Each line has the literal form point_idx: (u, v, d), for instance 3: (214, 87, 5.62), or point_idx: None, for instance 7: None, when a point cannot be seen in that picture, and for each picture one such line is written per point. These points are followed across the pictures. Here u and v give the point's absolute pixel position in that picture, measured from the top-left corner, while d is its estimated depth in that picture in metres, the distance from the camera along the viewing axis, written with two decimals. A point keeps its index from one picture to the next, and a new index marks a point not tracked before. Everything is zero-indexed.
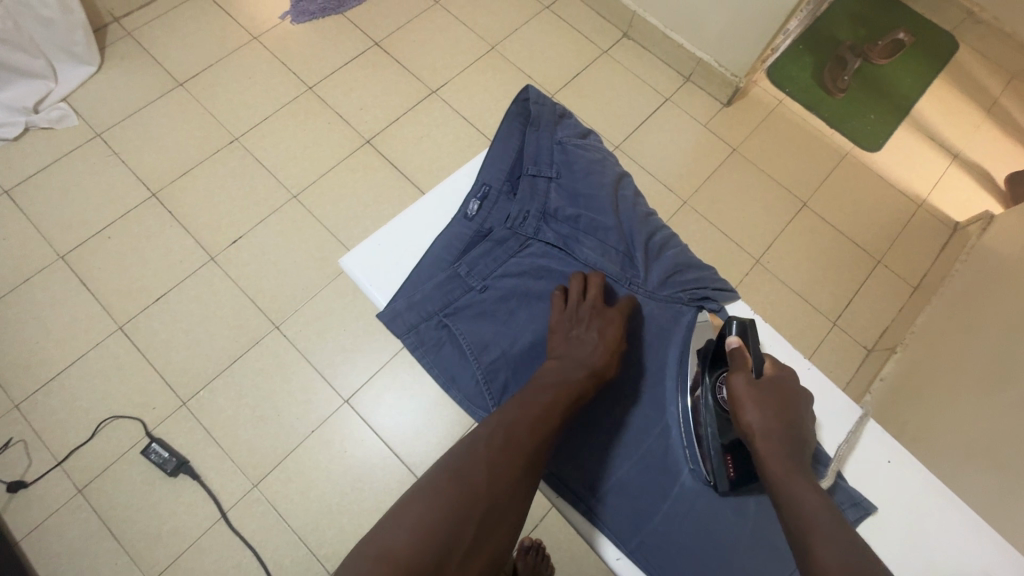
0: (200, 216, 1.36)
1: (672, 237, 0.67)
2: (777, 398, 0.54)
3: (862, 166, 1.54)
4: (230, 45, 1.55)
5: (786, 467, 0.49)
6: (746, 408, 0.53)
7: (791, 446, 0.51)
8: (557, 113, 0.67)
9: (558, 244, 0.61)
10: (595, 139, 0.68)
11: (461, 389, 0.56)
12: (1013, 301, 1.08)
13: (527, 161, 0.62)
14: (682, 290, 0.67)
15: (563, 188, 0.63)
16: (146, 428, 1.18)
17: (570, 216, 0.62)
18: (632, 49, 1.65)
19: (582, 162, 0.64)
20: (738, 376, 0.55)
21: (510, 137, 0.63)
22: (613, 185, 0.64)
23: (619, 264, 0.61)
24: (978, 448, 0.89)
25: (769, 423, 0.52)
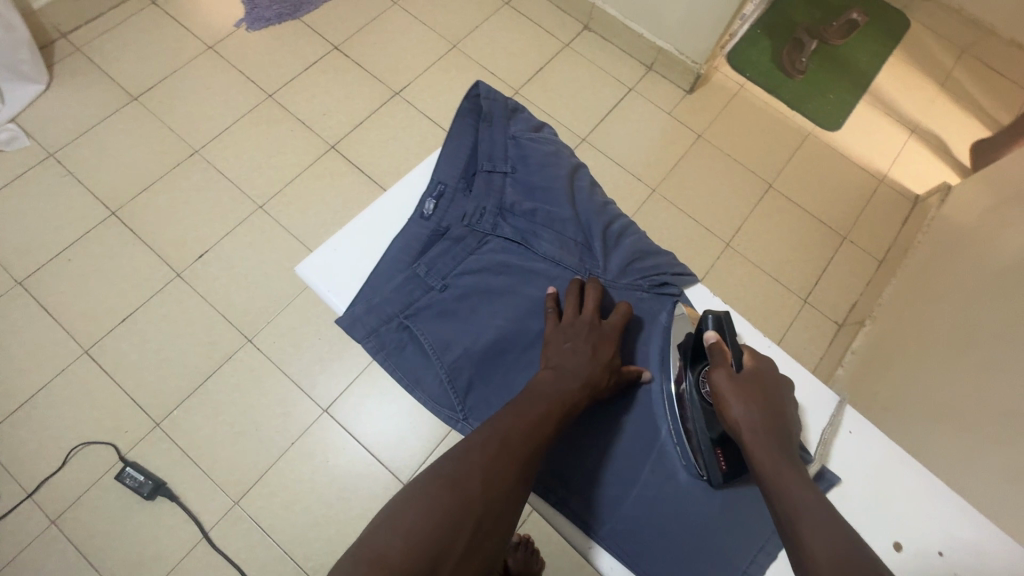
0: (164, 232, 1.33)
1: (630, 224, 0.66)
2: (759, 389, 0.54)
3: (824, 145, 1.57)
4: (185, 56, 1.52)
5: (772, 457, 0.49)
6: (730, 403, 0.53)
7: (778, 436, 0.51)
8: (510, 107, 0.66)
9: (516, 239, 0.61)
10: (549, 132, 0.68)
11: (425, 390, 0.56)
12: (972, 269, 1.11)
13: (482, 157, 0.62)
14: (642, 278, 0.64)
15: (519, 183, 0.63)
16: (119, 452, 1.15)
17: (527, 210, 0.62)
18: (594, 40, 1.65)
19: (537, 155, 0.64)
20: (718, 372, 0.55)
21: (464, 135, 0.63)
22: (568, 176, 0.64)
23: (578, 255, 0.61)
24: (944, 412, 0.91)
25: (753, 416, 0.52)
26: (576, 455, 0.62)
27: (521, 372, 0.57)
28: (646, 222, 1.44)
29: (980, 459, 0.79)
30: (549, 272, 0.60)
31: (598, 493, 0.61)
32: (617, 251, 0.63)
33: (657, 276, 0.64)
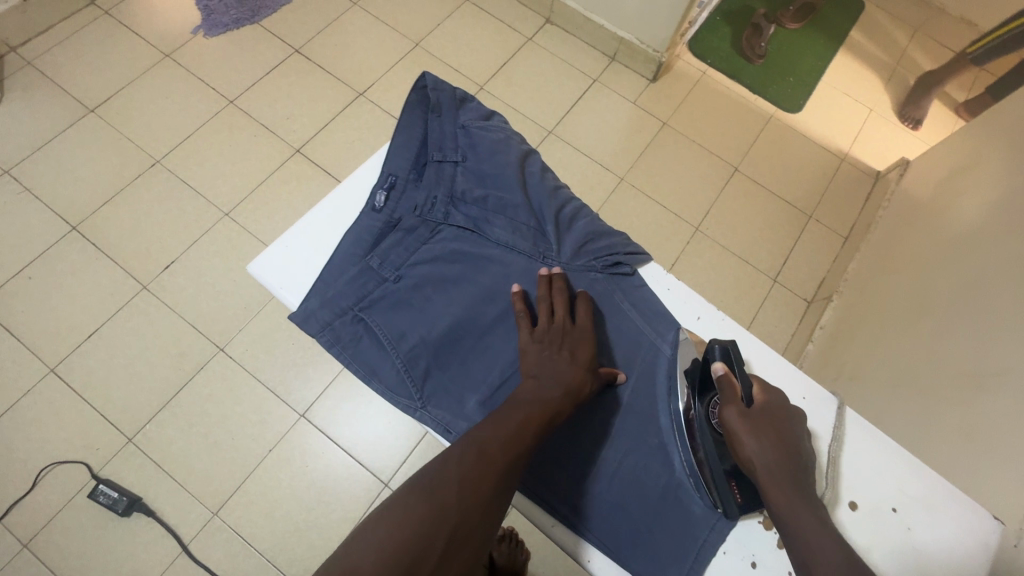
0: (128, 245, 1.31)
1: (582, 207, 0.67)
2: (772, 425, 0.52)
3: (786, 128, 1.60)
4: (142, 65, 1.49)
5: (790, 499, 0.48)
6: (744, 440, 0.51)
7: (794, 475, 0.50)
8: (458, 97, 0.67)
9: (468, 227, 0.61)
10: (499, 120, 0.68)
11: (382, 381, 0.56)
12: (930, 240, 1.14)
13: (431, 148, 0.62)
14: (595, 259, 0.64)
15: (469, 172, 0.63)
16: (92, 470, 1.13)
17: (478, 197, 0.62)
18: (557, 33, 1.66)
19: (486, 142, 0.65)
20: (730, 409, 0.53)
21: (412, 126, 0.63)
22: (518, 162, 0.65)
23: (531, 239, 0.62)
24: (904, 376, 0.93)
25: (769, 455, 0.50)
26: (580, 479, 0.59)
27: (477, 358, 0.58)
28: (615, 210, 1.45)
29: (938, 419, 0.81)
30: (502, 258, 0.61)
31: (596, 501, 0.58)
32: (570, 234, 0.64)
33: (610, 257, 0.64)
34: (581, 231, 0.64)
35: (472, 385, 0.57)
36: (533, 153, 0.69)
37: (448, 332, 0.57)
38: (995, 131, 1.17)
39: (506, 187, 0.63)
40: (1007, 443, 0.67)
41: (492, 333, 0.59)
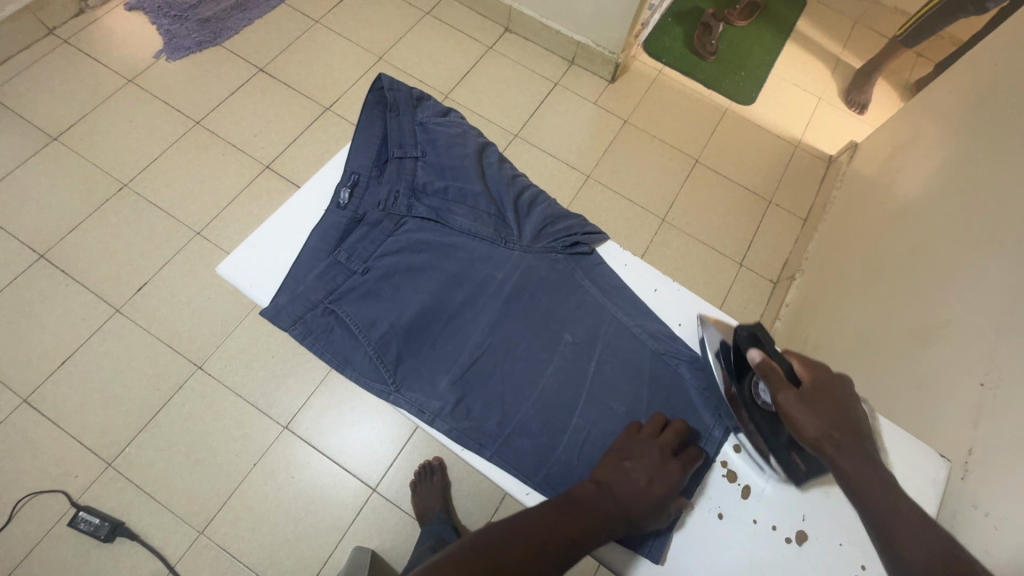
0: (98, 269, 1.30)
1: (540, 194, 0.70)
2: (826, 401, 0.53)
3: (741, 119, 1.67)
4: (104, 91, 1.49)
5: (860, 468, 0.49)
6: (805, 423, 0.51)
7: (859, 444, 0.51)
8: (415, 96, 0.70)
9: (431, 217, 0.64)
10: (456, 116, 0.72)
11: (355, 368, 0.58)
12: (879, 215, 1.20)
13: (392, 145, 0.65)
14: (556, 240, 0.66)
15: (429, 166, 0.66)
16: (71, 498, 1.11)
17: (439, 189, 0.65)
18: (516, 41, 1.71)
19: (443, 137, 0.68)
20: (785, 395, 0.52)
21: (372, 125, 0.66)
22: (476, 154, 0.68)
23: (492, 225, 0.65)
24: (862, 341, 0.98)
25: (830, 432, 0.51)
26: None
27: (446, 341, 0.60)
28: (583, 207, 1.49)
29: (889, 375, 0.85)
30: (465, 244, 0.64)
31: None
32: (530, 218, 0.67)
33: (568, 236, 0.66)
34: (539, 215, 0.66)
35: (443, 367, 0.59)
36: (489, 145, 0.72)
37: (417, 317, 0.60)
38: (930, 108, 1.25)
39: (465, 178, 0.66)
40: (953, 389, 0.71)
41: (459, 317, 0.61)
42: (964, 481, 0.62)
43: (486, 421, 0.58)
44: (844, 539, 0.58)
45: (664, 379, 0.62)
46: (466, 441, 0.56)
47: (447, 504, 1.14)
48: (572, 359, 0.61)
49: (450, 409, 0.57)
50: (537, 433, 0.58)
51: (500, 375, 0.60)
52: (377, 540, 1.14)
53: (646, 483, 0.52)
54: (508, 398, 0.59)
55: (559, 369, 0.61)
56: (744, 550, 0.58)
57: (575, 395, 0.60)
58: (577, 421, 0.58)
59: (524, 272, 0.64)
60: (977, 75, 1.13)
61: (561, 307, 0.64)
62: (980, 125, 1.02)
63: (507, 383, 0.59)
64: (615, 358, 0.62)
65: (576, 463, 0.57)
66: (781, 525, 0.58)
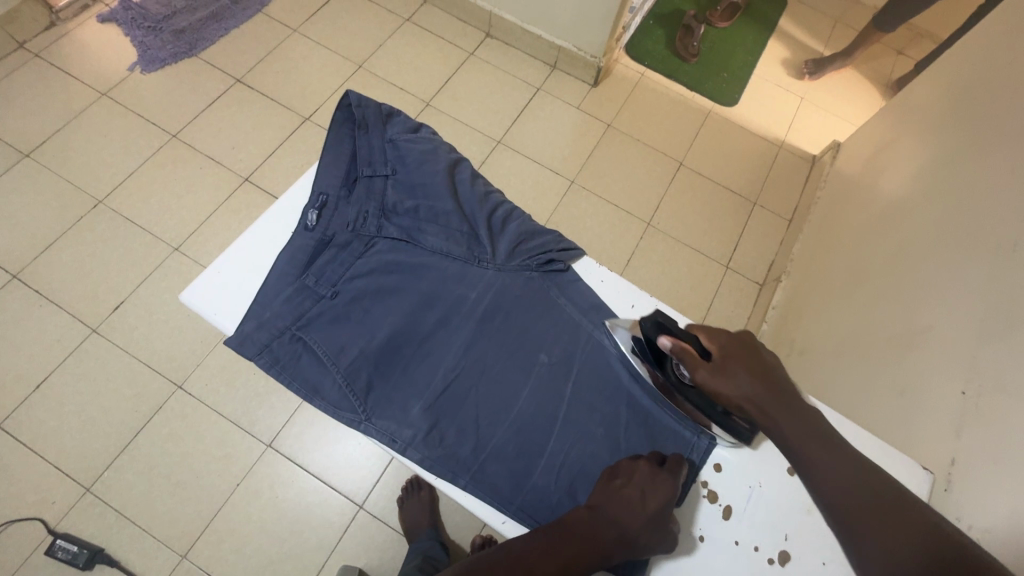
0: (74, 288, 1.27)
1: (513, 211, 0.72)
2: (737, 363, 0.53)
3: (724, 121, 1.67)
4: (77, 106, 1.46)
5: (782, 420, 0.50)
6: (724, 393, 0.52)
7: (780, 395, 0.51)
8: (384, 112, 0.71)
9: (403, 237, 0.66)
10: (427, 132, 0.73)
11: (324, 398, 0.58)
12: (862, 216, 1.19)
13: (361, 163, 0.67)
14: (529, 258, 0.68)
15: (400, 184, 0.68)
16: (48, 526, 1.08)
17: (409, 208, 0.67)
18: (497, 47, 1.70)
19: (414, 154, 0.69)
20: (698, 373, 0.54)
21: (341, 144, 0.67)
22: (447, 171, 0.70)
23: (464, 244, 0.67)
24: (845, 346, 0.97)
25: (748, 393, 0.52)
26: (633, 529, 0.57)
27: (418, 364, 0.62)
28: (568, 213, 1.48)
29: (871, 381, 0.85)
30: (437, 264, 0.66)
31: None
32: (504, 237, 0.68)
33: (543, 254, 0.68)
34: (513, 233, 0.68)
35: (415, 392, 0.61)
36: (461, 160, 0.74)
37: (388, 341, 0.61)
38: (911, 108, 1.25)
39: (436, 196, 0.68)
40: (936, 396, 0.71)
41: (430, 339, 0.63)
42: (947, 492, 0.62)
43: (460, 447, 0.59)
44: (827, 558, 0.57)
45: (642, 399, 0.63)
46: (441, 469, 0.58)
47: (435, 519, 1.13)
48: (547, 380, 0.63)
49: (422, 436, 0.58)
50: (512, 457, 0.59)
51: (474, 399, 0.61)
52: (365, 558, 1.12)
53: (643, 496, 0.52)
54: (482, 421, 0.60)
55: (534, 390, 0.62)
56: (727, 571, 0.57)
57: (551, 416, 0.61)
58: (553, 444, 0.60)
59: (498, 292, 0.66)
60: (956, 76, 1.13)
61: (535, 327, 0.66)
62: (960, 126, 1.02)
63: (481, 406, 0.61)
64: (591, 378, 0.64)
65: (553, 487, 0.58)
66: (763, 545, 0.58)
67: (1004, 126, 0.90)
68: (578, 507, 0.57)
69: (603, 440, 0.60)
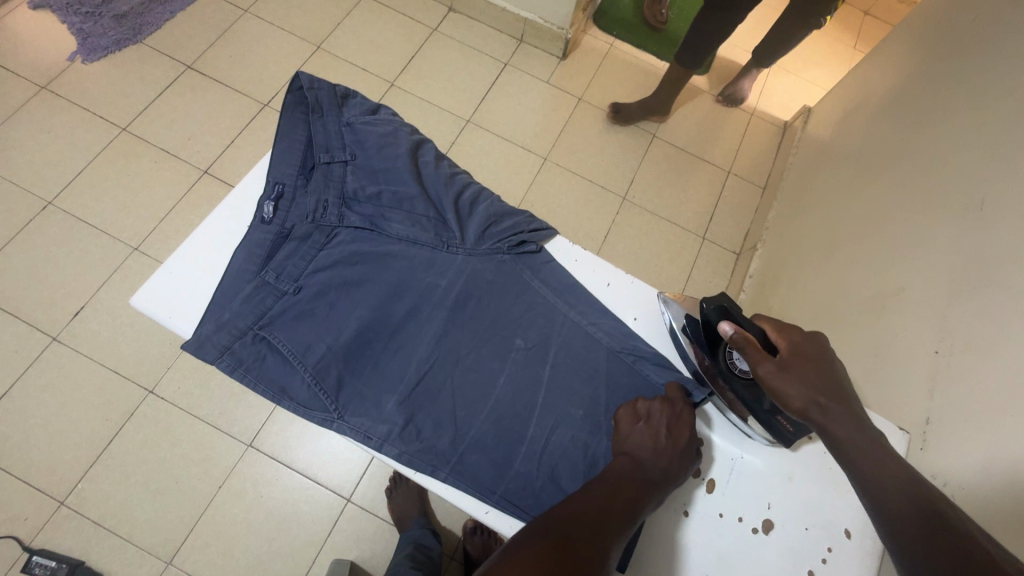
0: (29, 296, 1.21)
1: (481, 192, 0.70)
2: (807, 366, 0.53)
3: (695, 89, 1.65)
4: (15, 101, 1.37)
5: (847, 431, 0.49)
6: (787, 392, 0.52)
7: (848, 407, 0.51)
8: (339, 94, 0.69)
9: (365, 226, 0.64)
10: (386, 113, 0.71)
11: (293, 398, 0.57)
12: (834, 180, 1.19)
13: (317, 149, 0.64)
14: (500, 240, 0.66)
15: (360, 169, 0.66)
16: (23, 542, 1.05)
17: (371, 195, 0.65)
18: (461, 21, 1.63)
19: (373, 138, 0.67)
20: (764, 367, 0.53)
21: (294, 129, 0.64)
22: (409, 153, 0.68)
23: (432, 230, 0.65)
24: (822, 311, 0.98)
25: (817, 399, 0.51)
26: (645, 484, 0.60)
27: (390, 358, 0.61)
28: (543, 191, 1.45)
29: (848, 344, 0.86)
30: (404, 251, 0.64)
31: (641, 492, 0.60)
32: (472, 219, 0.67)
33: (514, 236, 0.67)
34: (481, 215, 0.66)
35: (388, 387, 0.59)
36: (424, 141, 0.72)
37: (355, 335, 0.60)
38: (880, 68, 1.24)
39: (399, 180, 0.66)
40: (909, 356, 0.72)
41: (402, 330, 0.62)
42: (922, 450, 0.63)
43: (436, 441, 0.58)
44: (809, 523, 0.58)
45: (620, 379, 0.63)
46: (419, 464, 0.56)
47: (424, 507, 1.13)
48: (524, 366, 0.62)
49: (398, 431, 0.57)
50: (491, 447, 0.58)
51: (449, 389, 0.60)
52: (356, 551, 1.12)
53: (665, 434, 0.55)
54: (459, 412, 0.60)
55: (511, 377, 0.62)
56: (714, 544, 0.57)
57: (529, 402, 0.61)
58: (534, 430, 0.59)
59: (470, 277, 0.65)
60: (920, 36, 1.13)
61: (508, 312, 0.65)
62: (928, 83, 1.02)
63: (457, 397, 0.60)
64: (570, 360, 0.63)
65: (535, 473, 0.57)
66: (748, 515, 0.59)
67: (967, 86, 0.90)
68: (561, 492, 0.57)
69: (585, 423, 0.60)
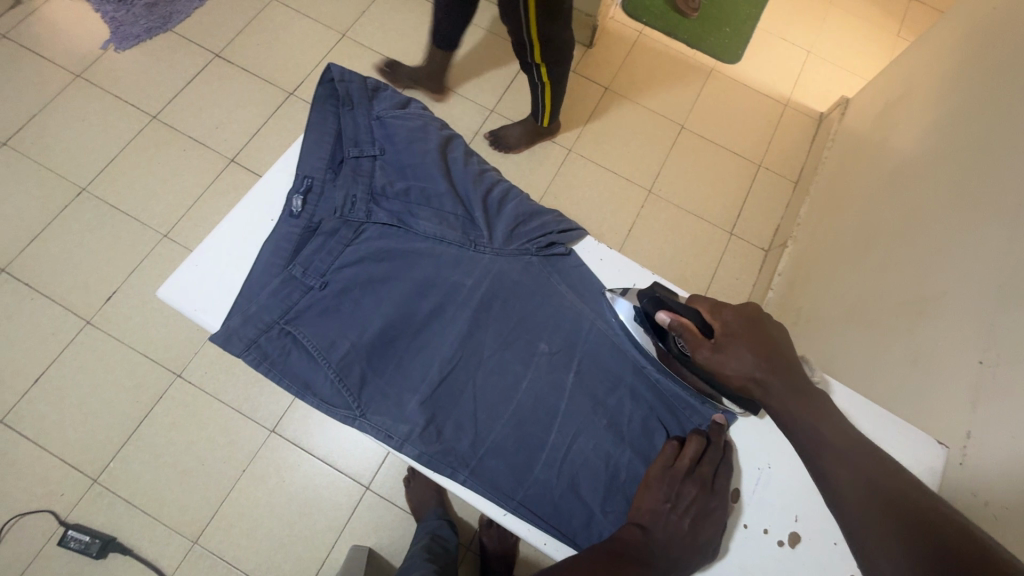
0: (65, 280, 1.25)
1: (510, 190, 0.69)
2: (742, 341, 0.53)
3: (726, 79, 1.59)
4: (52, 88, 1.40)
5: (784, 401, 0.51)
6: (727, 372, 0.53)
7: (784, 376, 0.52)
8: (370, 87, 0.69)
9: (393, 222, 0.63)
10: (416, 107, 0.71)
11: (316, 394, 0.57)
12: (874, 175, 1.14)
13: (347, 143, 0.64)
14: (528, 241, 0.66)
15: (389, 165, 0.66)
16: (59, 517, 1.09)
17: (400, 191, 0.65)
18: (487, 8, 1.60)
19: (402, 132, 0.67)
20: (701, 353, 0.54)
21: (324, 121, 0.64)
22: (439, 149, 0.67)
23: (459, 228, 0.65)
24: (856, 313, 0.94)
25: (754, 374, 0.52)
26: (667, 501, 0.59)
27: (414, 357, 0.61)
28: (566, 184, 1.43)
29: (882, 350, 0.82)
30: (431, 249, 0.64)
31: None
32: (501, 218, 0.66)
33: (543, 237, 0.66)
34: (510, 214, 0.66)
35: (411, 387, 0.59)
36: (453, 137, 0.71)
37: (379, 333, 0.60)
38: (928, 57, 1.17)
39: (427, 177, 0.66)
40: (950, 366, 0.68)
41: (426, 329, 0.62)
42: (961, 465, 0.61)
43: (457, 443, 0.58)
44: (839, 538, 0.56)
45: (643, 392, 0.62)
46: (438, 465, 0.56)
47: (442, 497, 1.14)
48: (548, 371, 0.62)
49: (419, 432, 0.57)
50: (512, 453, 0.58)
51: (471, 392, 0.60)
52: (374, 537, 1.14)
53: (688, 525, 0.53)
54: (481, 415, 0.59)
55: (534, 381, 0.61)
56: (736, 557, 0.56)
57: (551, 409, 0.60)
58: (555, 437, 0.59)
59: (496, 277, 0.64)
60: (970, 27, 1.07)
61: (534, 315, 0.64)
62: (980, 74, 0.96)
63: (479, 400, 0.60)
64: (594, 367, 0.62)
65: (555, 482, 0.57)
66: (773, 528, 0.57)
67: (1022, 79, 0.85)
68: (582, 502, 0.57)
69: (608, 432, 0.59)
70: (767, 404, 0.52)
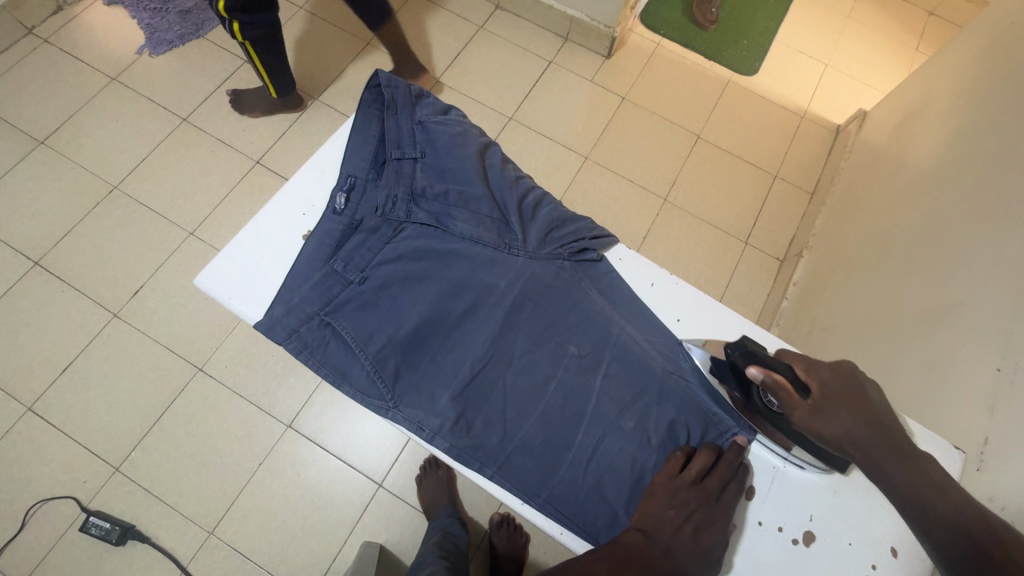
0: (94, 275, 1.29)
1: (545, 197, 0.71)
2: (843, 403, 0.50)
3: (744, 90, 1.60)
4: (88, 90, 1.46)
5: (891, 467, 0.48)
6: (826, 434, 0.50)
7: (892, 443, 0.49)
8: (413, 93, 0.71)
9: (431, 222, 0.66)
10: (456, 114, 0.73)
11: (353, 383, 0.59)
12: (891, 187, 1.14)
13: (389, 145, 0.67)
14: (561, 246, 0.68)
15: (429, 168, 0.68)
16: (81, 504, 1.12)
17: (439, 193, 0.67)
18: (507, 18, 1.64)
19: (442, 137, 0.69)
20: (798, 414, 0.51)
21: (369, 123, 0.67)
22: (477, 155, 0.70)
23: (495, 231, 0.67)
24: (873, 322, 0.94)
25: (857, 439, 0.49)
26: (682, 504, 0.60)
27: (447, 354, 0.62)
28: (582, 191, 1.45)
29: (898, 359, 0.82)
30: (466, 250, 0.65)
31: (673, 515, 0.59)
32: (535, 223, 0.68)
33: (575, 242, 0.68)
34: (543, 220, 0.68)
35: (443, 382, 0.61)
36: (491, 144, 0.74)
37: (415, 329, 0.62)
38: (947, 70, 1.18)
39: (467, 181, 0.68)
40: (967, 374, 0.68)
41: (460, 327, 0.63)
42: (978, 472, 0.60)
43: (487, 439, 0.60)
44: (853, 539, 0.57)
45: (671, 397, 0.62)
46: (468, 459, 0.59)
47: (453, 497, 1.15)
48: (578, 372, 0.63)
49: (450, 425, 0.59)
50: (540, 450, 0.60)
51: (501, 389, 0.62)
52: (385, 535, 1.15)
53: (692, 531, 0.53)
54: (511, 412, 0.61)
55: (564, 382, 0.62)
56: (752, 552, 0.57)
57: (579, 409, 0.61)
58: (581, 437, 0.60)
59: (530, 278, 0.66)
60: (989, 41, 1.08)
61: (565, 318, 0.65)
62: (998, 88, 0.96)
63: (509, 397, 0.61)
64: (622, 371, 0.63)
65: (581, 481, 0.59)
66: (788, 525, 0.58)
67: None
68: (605, 501, 0.58)
69: (634, 435, 0.60)
70: (863, 467, 0.50)
